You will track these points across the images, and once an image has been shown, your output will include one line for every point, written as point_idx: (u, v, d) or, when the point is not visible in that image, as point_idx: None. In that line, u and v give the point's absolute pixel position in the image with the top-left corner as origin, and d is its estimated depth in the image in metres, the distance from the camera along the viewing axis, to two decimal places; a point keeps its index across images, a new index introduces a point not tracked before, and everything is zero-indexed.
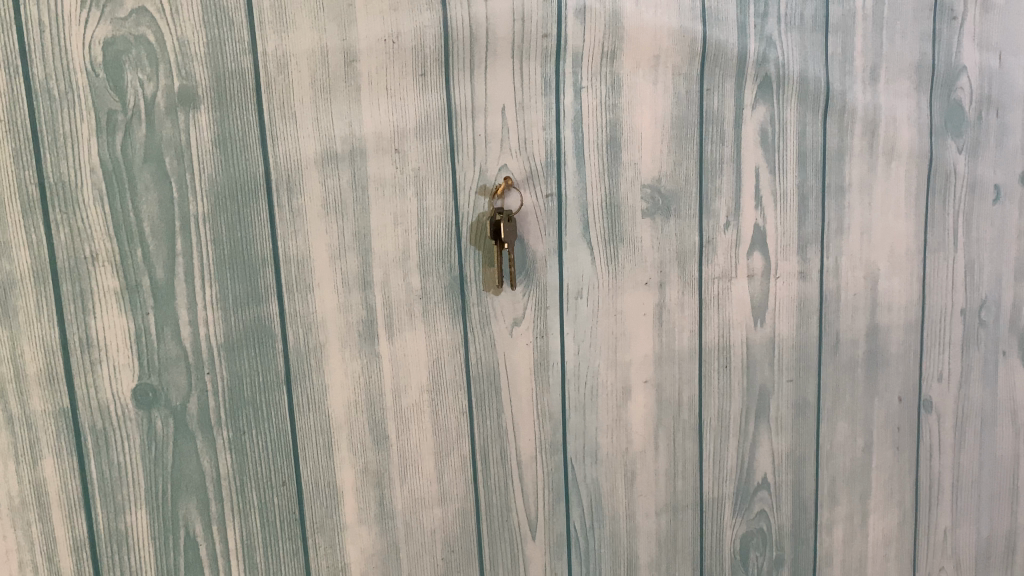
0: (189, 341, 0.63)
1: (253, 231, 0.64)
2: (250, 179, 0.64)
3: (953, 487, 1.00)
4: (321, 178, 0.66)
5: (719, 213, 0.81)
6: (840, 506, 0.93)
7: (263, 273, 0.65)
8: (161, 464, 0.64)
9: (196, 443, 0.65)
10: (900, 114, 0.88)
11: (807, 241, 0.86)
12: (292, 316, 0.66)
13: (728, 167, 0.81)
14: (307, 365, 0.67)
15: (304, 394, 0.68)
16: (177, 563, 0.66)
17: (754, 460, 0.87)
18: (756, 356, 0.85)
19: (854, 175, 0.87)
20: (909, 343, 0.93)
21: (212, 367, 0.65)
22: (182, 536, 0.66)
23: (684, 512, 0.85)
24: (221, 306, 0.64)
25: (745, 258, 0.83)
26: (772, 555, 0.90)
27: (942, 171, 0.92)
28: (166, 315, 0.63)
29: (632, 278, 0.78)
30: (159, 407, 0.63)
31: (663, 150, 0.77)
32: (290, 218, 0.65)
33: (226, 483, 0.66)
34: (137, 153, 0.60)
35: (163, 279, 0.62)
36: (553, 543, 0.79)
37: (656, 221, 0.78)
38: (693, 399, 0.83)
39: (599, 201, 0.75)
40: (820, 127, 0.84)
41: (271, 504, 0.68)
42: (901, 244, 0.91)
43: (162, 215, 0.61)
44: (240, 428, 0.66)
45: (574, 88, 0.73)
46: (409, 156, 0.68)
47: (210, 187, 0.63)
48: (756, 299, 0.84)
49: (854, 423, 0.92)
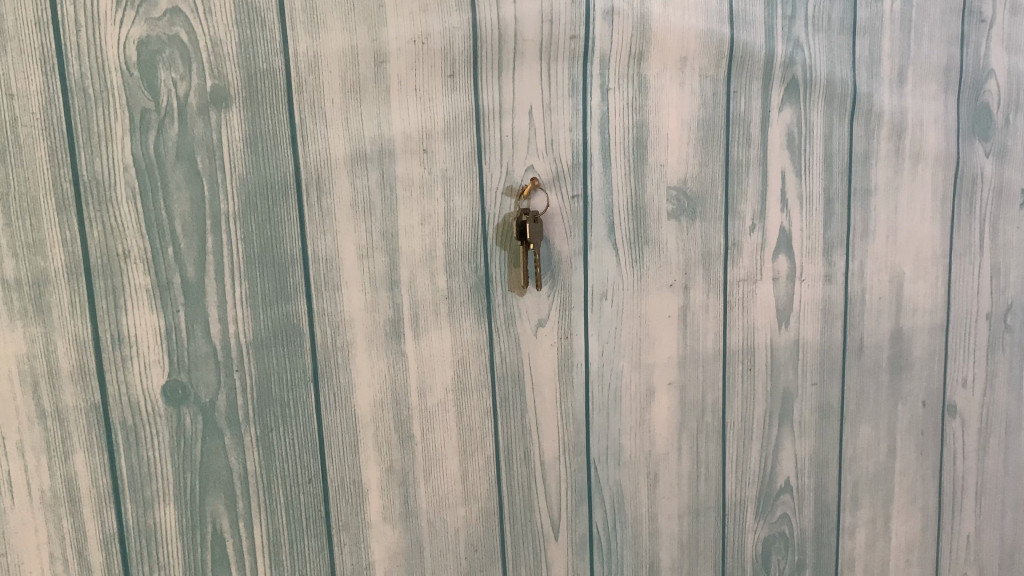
0: (219, 339, 0.64)
1: (282, 230, 0.65)
2: (280, 178, 0.64)
3: (977, 492, 0.99)
4: (350, 178, 0.66)
5: (745, 216, 0.81)
6: (863, 511, 0.93)
7: (292, 272, 0.65)
8: (190, 460, 0.65)
9: (224, 439, 0.65)
10: (927, 117, 0.88)
11: (832, 244, 0.85)
12: (320, 315, 0.67)
13: (754, 169, 0.80)
14: (334, 364, 0.68)
15: (331, 392, 0.68)
16: (204, 559, 0.66)
17: (777, 463, 0.87)
18: (780, 359, 0.85)
19: (880, 178, 0.87)
20: (934, 347, 0.93)
21: (241, 364, 0.65)
22: (209, 533, 0.66)
23: (706, 514, 0.85)
24: (250, 303, 0.65)
25: (770, 261, 0.83)
26: (794, 559, 0.90)
27: (969, 175, 0.91)
28: (196, 312, 0.63)
29: (657, 280, 0.78)
30: (188, 404, 0.64)
31: (689, 152, 0.77)
32: (319, 217, 0.66)
33: (253, 479, 0.67)
34: (169, 152, 0.61)
35: (194, 276, 0.63)
36: (576, 543, 0.80)
37: (681, 222, 0.78)
38: (717, 401, 0.83)
39: (624, 202, 0.75)
40: (846, 129, 0.84)
41: (297, 501, 0.69)
42: (927, 247, 0.90)
43: (193, 213, 0.62)
44: (268, 425, 0.67)
45: (601, 90, 0.73)
46: (437, 157, 0.68)
47: (241, 186, 0.63)
48: (781, 302, 0.84)
49: (877, 426, 0.91)
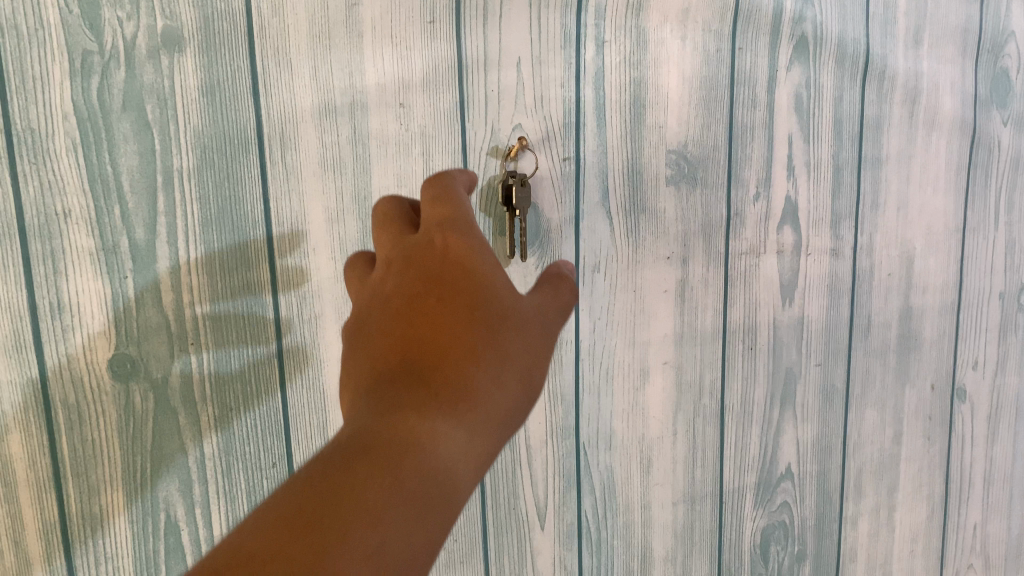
0: (172, 309, 0.58)
1: (243, 190, 0.59)
2: (241, 132, 0.58)
3: (984, 480, 0.94)
4: (318, 134, 0.60)
5: (748, 183, 0.75)
6: (866, 499, 0.88)
7: (254, 237, 0.59)
8: (140, 441, 0.59)
9: (178, 419, 0.60)
10: (943, 81, 0.82)
11: (840, 215, 0.80)
12: (284, 285, 0.61)
13: (758, 133, 0.74)
14: (301, 339, 0.62)
15: (297, 369, 0.62)
16: (156, 549, 0.61)
17: (778, 449, 0.82)
18: (783, 338, 0.79)
19: (892, 146, 0.81)
20: (944, 327, 0.88)
21: (197, 338, 0.59)
22: (162, 521, 0.61)
23: (702, 502, 0.80)
24: (207, 270, 0.59)
25: (775, 233, 0.77)
26: (794, 550, 0.85)
27: (986, 145, 0.86)
28: (146, 279, 0.57)
29: (653, 251, 0.72)
30: (138, 379, 0.58)
31: (690, 112, 0.71)
32: (283, 176, 0.60)
33: (211, 463, 0.61)
34: (115, 99, 0.55)
35: (143, 239, 0.57)
36: (563, 533, 0.75)
37: (680, 190, 0.72)
38: (715, 383, 0.78)
39: (620, 166, 0.70)
40: (857, 93, 0.78)
41: (259, 488, 0.63)
42: (939, 221, 0.85)
43: (143, 169, 0.56)
44: (227, 404, 0.61)
45: (595, 43, 0.67)
46: (415, 112, 0.62)
47: (196, 139, 0.57)
48: (785, 277, 0.78)
49: (884, 411, 0.86)
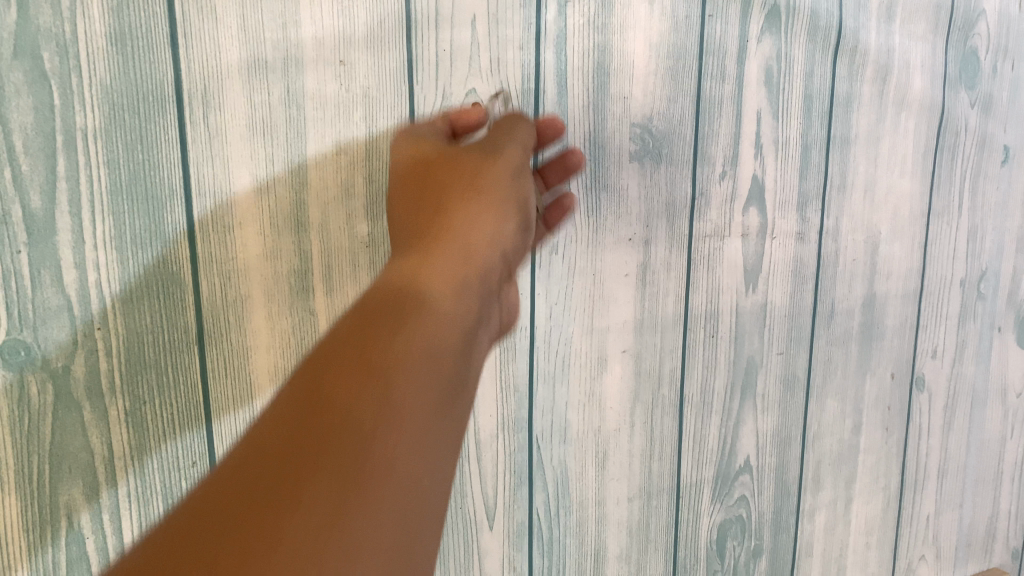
0: (74, 288, 0.51)
1: (160, 155, 0.52)
2: (156, 88, 0.51)
3: (939, 471, 0.93)
4: (246, 93, 0.53)
5: (715, 160, 0.70)
6: (824, 492, 0.85)
7: (171, 208, 0.52)
8: (36, 440, 0.52)
9: (83, 415, 0.53)
10: (914, 59, 0.78)
11: (808, 197, 0.76)
12: (206, 262, 0.54)
13: (727, 108, 0.69)
14: (224, 325, 0.55)
15: (220, 358, 0.56)
16: (58, 560, 0.54)
17: (737, 441, 0.78)
18: (745, 325, 0.75)
19: (861, 125, 0.77)
20: (906, 315, 0.85)
21: (104, 322, 0.52)
22: (63, 528, 0.54)
23: (658, 498, 0.76)
24: (116, 246, 0.52)
25: (740, 215, 0.73)
26: (750, 545, 0.82)
27: (953, 128, 0.82)
28: (44, 254, 0.50)
29: (614, 232, 0.67)
30: (34, 369, 0.51)
31: (657, 83, 0.66)
32: (206, 139, 0.53)
33: (121, 462, 0.54)
34: (5, 45, 0.47)
35: (40, 208, 0.49)
36: (513, 532, 0.70)
37: (644, 167, 0.67)
38: (675, 372, 0.73)
39: (582, 139, 0.64)
40: (828, 68, 0.74)
41: (177, 489, 0.57)
42: (905, 205, 0.81)
43: (39, 127, 0.48)
44: (139, 397, 0.54)
45: (558, 2, 0.61)
46: (357, 71, 0.56)
47: (104, 95, 0.50)
48: (750, 262, 0.74)
49: (844, 401, 0.83)
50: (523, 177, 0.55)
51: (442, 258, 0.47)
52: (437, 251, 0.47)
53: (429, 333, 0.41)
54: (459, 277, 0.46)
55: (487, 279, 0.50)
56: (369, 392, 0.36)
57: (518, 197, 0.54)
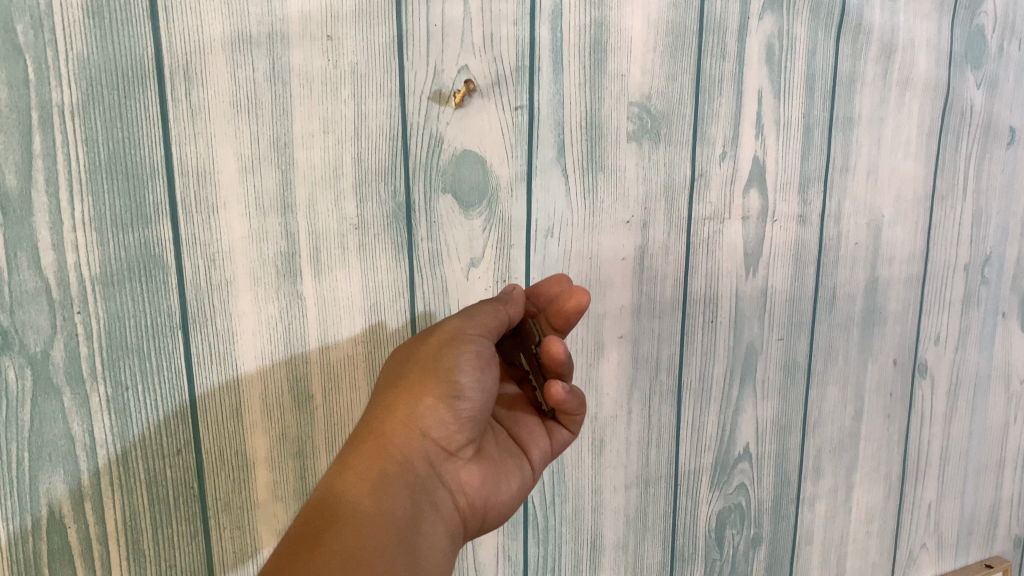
0: (52, 270, 0.49)
1: (140, 132, 0.50)
2: (136, 63, 0.49)
3: (941, 458, 0.91)
4: (229, 68, 0.51)
5: (714, 141, 0.68)
6: (825, 480, 0.84)
7: (153, 188, 0.51)
8: (15, 427, 0.50)
9: (63, 401, 0.51)
10: (919, 37, 0.76)
11: (809, 178, 0.74)
12: (190, 243, 0.52)
13: (727, 87, 0.68)
14: (210, 309, 0.54)
15: (205, 344, 0.54)
16: (39, 551, 0.53)
17: (736, 428, 0.77)
18: (745, 310, 0.74)
19: (864, 105, 0.75)
20: (909, 300, 0.83)
21: (84, 305, 0.50)
22: (44, 518, 0.52)
23: (656, 486, 0.74)
24: (96, 226, 0.50)
25: (740, 197, 0.71)
26: (749, 533, 0.80)
27: (958, 108, 0.80)
28: (19, 234, 0.48)
29: (612, 215, 0.66)
30: (12, 353, 0.49)
31: (656, 60, 0.64)
32: (188, 116, 0.51)
33: (104, 451, 0.53)
34: None
35: (16, 187, 0.48)
36: (508, 521, 0.69)
37: (642, 147, 0.65)
38: (673, 358, 0.72)
39: (578, 118, 0.62)
40: (831, 46, 0.72)
41: (161, 479, 0.55)
42: (908, 188, 0.80)
43: (14, 102, 0.47)
44: (121, 383, 0.52)
45: None
46: (345, 47, 0.54)
47: (81, 70, 0.48)
48: (750, 245, 0.72)
49: (845, 387, 0.82)
50: (457, 347, 0.52)
51: (369, 464, 0.50)
52: (364, 459, 0.50)
53: (349, 540, 0.45)
54: (379, 488, 0.49)
55: (411, 464, 0.51)
56: (304, 560, 0.43)
57: (445, 370, 0.51)
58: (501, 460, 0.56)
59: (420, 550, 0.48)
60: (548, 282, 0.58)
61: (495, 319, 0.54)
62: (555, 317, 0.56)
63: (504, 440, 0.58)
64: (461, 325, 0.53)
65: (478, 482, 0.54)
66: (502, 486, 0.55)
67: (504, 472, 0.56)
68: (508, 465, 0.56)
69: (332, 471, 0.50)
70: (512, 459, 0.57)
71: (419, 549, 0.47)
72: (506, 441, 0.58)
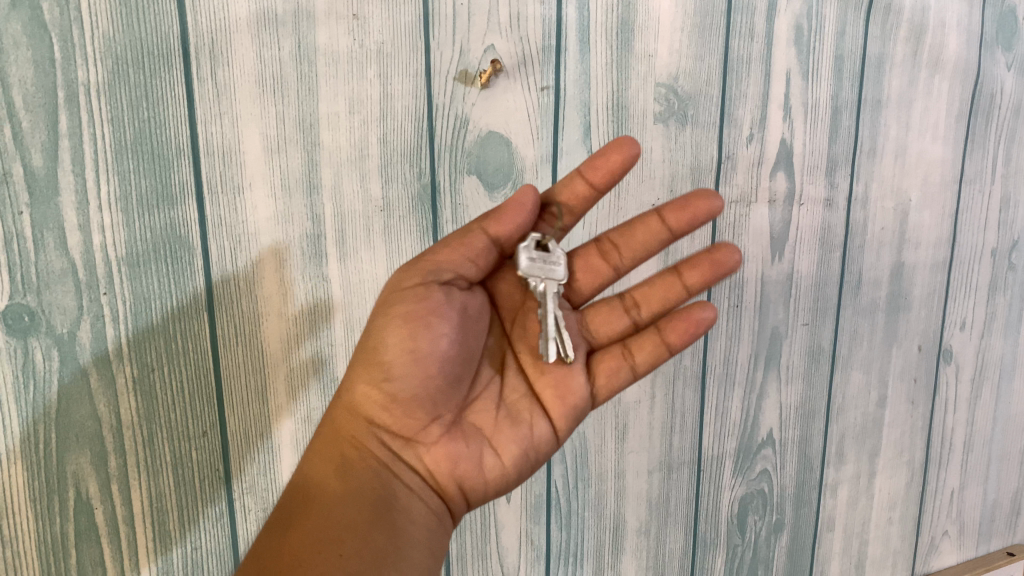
0: (79, 251, 0.49)
1: (166, 112, 0.49)
2: (162, 41, 0.48)
3: (965, 445, 0.90)
4: (255, 48, 0.51)
5: (742, 123, 0.67)
6: (847, 466, 0.83)
7: (179, 167, 0.50)
8: (42, 408, 0.50)
9: (89, 381, 0.51)
10: (950, 18, 0.74)
11: (836, 161, 0.73)
12: (215, 224, 0.52)
13: (755, 68, 0.67)
14: (235, 290, 0.53)
15: (230, 324, 0.54)
16: (66, 531, 0.53)
17: (760, 414, 0.76)
18: (770, 295, 0.73)
19: (893, 87, 0.74)
20: (935, 285, 0.82)
21: (111, 286, 0.50)
22: (71, 498, 0.52)
23: (679, 471, 0.74)
24: (123, 206, 0.50)
25: (767, 180, 0.70)
26: (771, 519, 0.80)
27: (988, 91, 0.79)
28: (45, 214, 0.48)
29: (638, 197, 0.65)
30: (38, 334, 0.49)
31: (683, 40, 0.63)
32: (213, 95, 0.50)
33: (129, 431, 0.53)
34: None
35: (42, 167, 0.47)
36: (530, 505, 0.69)
37: (669, 129, 0.64)
38: (697, 342, 0.71)
39: (605, 99, 0.61)
40: (861, 27, 0.70)
41: (187, 460, 0.55)
42: (936, 171, 0.78)
43: (40, 81, 0.46)
44: (147, 364, 0.52)
45: None
46: (371, 26, 0.53)
47: (106, 49, 0.47)
48: (776, 229, 0.72)
49: (869, 373, 0.81)
50: (386, 317, 0.45)
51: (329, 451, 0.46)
52: (327, 444, 0.46)
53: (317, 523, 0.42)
54: (344, 471, 0.45)
55: (371, 447, 0.45)
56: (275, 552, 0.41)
57: (373, 344, 0.45)
58: (491, 426, 0.47)
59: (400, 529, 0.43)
60: (610, 153, 0.47)
61: (445, 259, 0.45)
62: (675, 215, 0.50)
63: (513, 397, 0.48)
64: (396, 283, 0.45)
65: (453, 463, 0.46)
66: (487, 463, 0.46)
67: (499, 441, 0.47)
68: (502, 431, 0.47)
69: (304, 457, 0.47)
70: (511, 425, 0.47)
71: (398, 526, 0.43)
72: (518, 396, 0.48)
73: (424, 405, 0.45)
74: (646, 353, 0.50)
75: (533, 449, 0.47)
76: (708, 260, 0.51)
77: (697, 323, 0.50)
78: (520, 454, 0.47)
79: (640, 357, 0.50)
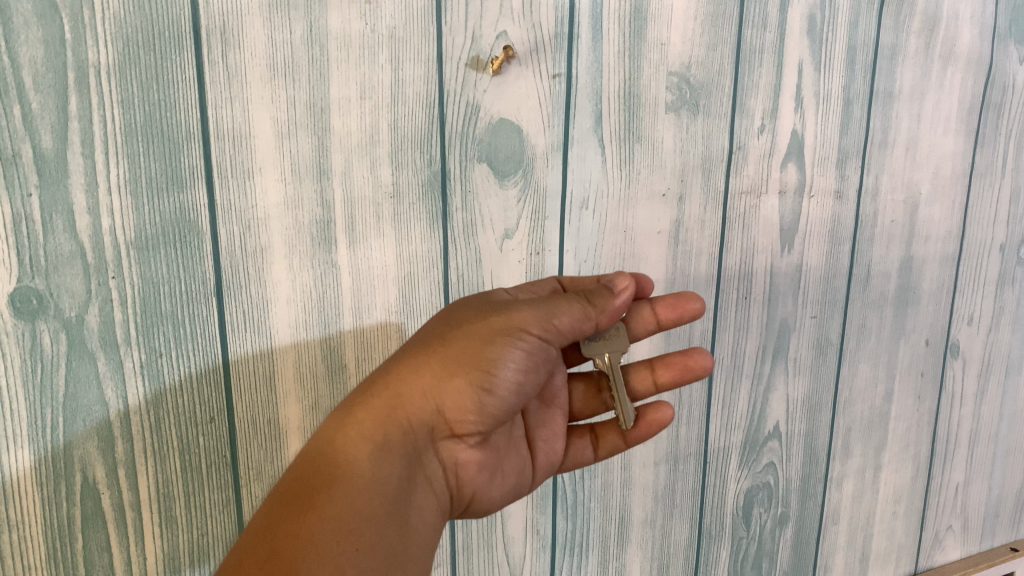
0: (88, 234, 0.49)
1: (177, 96, 0.49)
2: (173, 23, 0.48)
3: (970, 440, 0.90)
4: (266, 31, 0.50)
5: (753, 113, 0.67)
6: (853, 459, 0.83)
7: (188, 151, 0.50)
8: (50, 392, 0.50)
9: (97, 366, 0.51)
10: (964, 9, 0.74)
11: (848, 154, 0.72)
12: (224, 209, 0.52)
13: (767, 58, 0.66)
14: (244, 276, 0.53)
15: (239, 311, 0.54)
16: (72, 516, 0.53)
17: (767, 406, 0.76)
18: (779, 287, 0.73)
19: (905, 79, 0.73)
20: (943, 279, 0.82)
21: (119, 271, 0.50)
22: (78, 482, 0.52)
23: (685, 463, 0.74)
24: (132, 190, 0.49)
25: (778, 171, 0.69)
26: (776, 512, 0.80)
27: (1000, 84, 0.78)
28: (55, 196, 0.48)
29: (648, 187, 0.64)
30: (46, 318, 0.49)
31: (696, 29, 0.63)
32: (224, 79, 0.50)
33: (137, 417, 0.53)
34: None
35: (51, 149, 0.47)
36: (537, 495, 0.69)
37: (680, 118, 0.64)
38: (705, 334, 0.71)
39: (616, 88, 0.61)
40: (875, 17, 0.70)
41: (195, 445, 0.55)
42: (947, 164, 0.78)
43: (50, 61, 0.46)
44: (155, 350, 0.52)
45: None
46: (383, 10, 0.53)
47: (117, 29, 0.47)
48: (786, 221, 0.71)
49: (876, 366, 0.81)
50: (502, 345, 0.47)
51: (370, 425, 0.47)
52: (369, 416, 0.47)
53: (345, 506, 0.44)
54: (380, 448, 0.47)
55: (413, 434, 0.49)
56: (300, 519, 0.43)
57: (479, 360, 0.47)
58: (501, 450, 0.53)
59: (408, 528, 0.47)
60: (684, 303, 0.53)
61: (573, 330, 0.47)
62: (666, 371, 0.56)
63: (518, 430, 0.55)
64: (529, 321, 0.47)
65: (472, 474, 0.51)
66: (496, 479, 0.53)
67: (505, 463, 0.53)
68: (510, 457, 0.54)
69: (332, 422, 0.48)
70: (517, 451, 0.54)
71: (409, 525, 0.47)
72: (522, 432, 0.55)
73: (479, 422, 0.49)
74: (610, 441, 0.59)
75: (522, 477, 0.55)
76: (681, 363, 0.56)
77: (653, 422, 0.57)
78: (510, 480, 0.54)
79: (604, 445, 0.59)
